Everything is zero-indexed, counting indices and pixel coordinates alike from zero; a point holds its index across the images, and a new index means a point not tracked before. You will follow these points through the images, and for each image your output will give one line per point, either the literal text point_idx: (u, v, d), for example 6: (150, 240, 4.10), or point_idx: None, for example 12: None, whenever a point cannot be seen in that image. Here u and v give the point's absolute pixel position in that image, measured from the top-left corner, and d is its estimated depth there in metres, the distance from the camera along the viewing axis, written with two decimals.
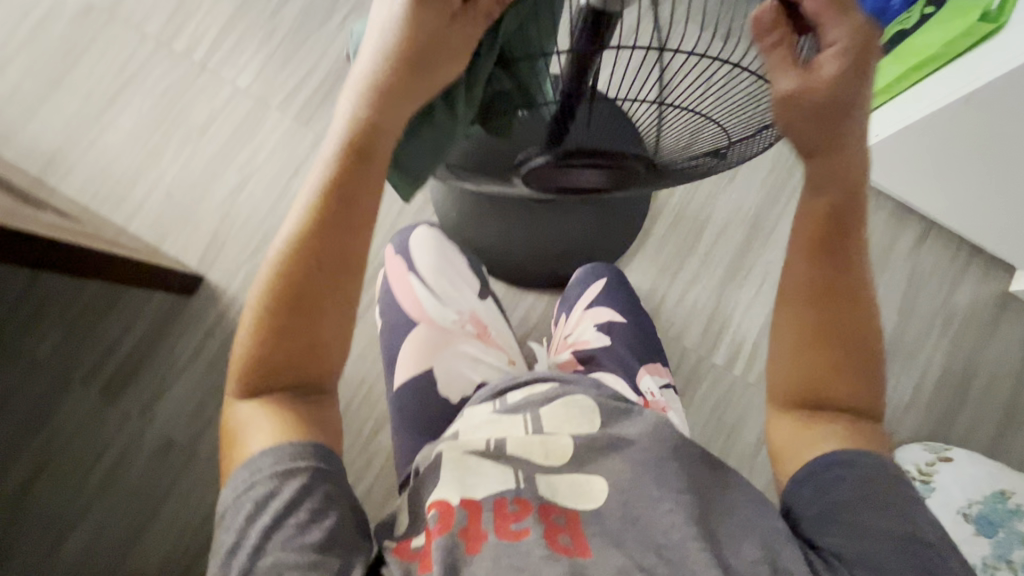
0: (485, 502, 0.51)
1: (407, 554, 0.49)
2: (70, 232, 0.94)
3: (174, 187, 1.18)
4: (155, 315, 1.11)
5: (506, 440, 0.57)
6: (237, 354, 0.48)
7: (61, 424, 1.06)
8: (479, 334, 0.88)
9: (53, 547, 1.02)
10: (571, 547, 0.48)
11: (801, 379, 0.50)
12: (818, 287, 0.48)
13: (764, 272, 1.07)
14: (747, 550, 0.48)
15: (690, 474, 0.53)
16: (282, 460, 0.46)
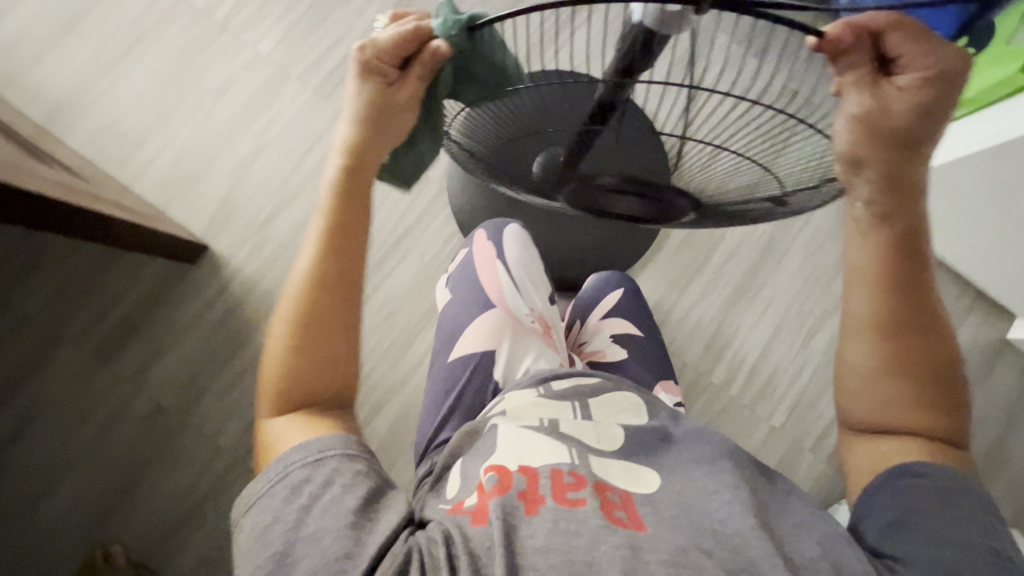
0: (542, 471, 0.46)
1: (461, 509, 0.45)
2: (73, 189, 0.91)
3: (185, 151, 1.15)
4: (155, 278, 1.08)
5: (561, 420, 0.53)
6: (269, 382, 0.48)
7: (48, 381, 1.03)
8: (542, 333, 0.74)
9: (29, 507, 0.99)
10: (626, 519, 0.43)
11: (874, 407, 0.47)
12: (883, 324, 0.47)
13: (771, 295, 1.08)
14: (805, 547, 0.43)
15: (745, 466, 0.49)
16: (312, 449, 0.43)
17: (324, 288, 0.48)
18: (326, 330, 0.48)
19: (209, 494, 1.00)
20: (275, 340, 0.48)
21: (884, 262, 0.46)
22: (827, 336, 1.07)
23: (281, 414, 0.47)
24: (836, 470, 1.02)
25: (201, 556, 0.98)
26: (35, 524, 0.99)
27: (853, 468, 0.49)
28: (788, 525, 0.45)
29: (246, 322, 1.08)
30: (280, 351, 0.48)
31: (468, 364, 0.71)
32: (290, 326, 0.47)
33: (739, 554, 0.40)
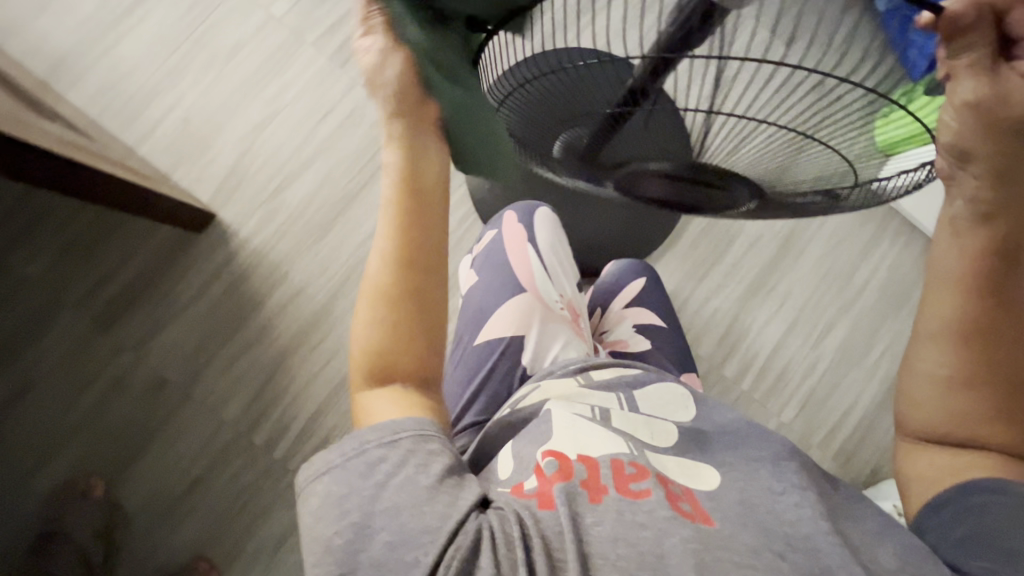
0: (603, 460, 0.46)
1: (523, 494, 0.44)
2: (80, 149, 0.87)
3: (192, 115, 1.10)
4: (162, 246, 1.05)
5: (611, 413, 0.54)
6: (365, 339, 0.47)
7: (49, 347, 1.00)
8: (573, 322, 0.74)
9: (26, 476, 0.96)
10: (692, 513, 0.43)
11: (943, 412, 0.51)
12: (965, 330, 0.49)
13: (787, 291, 1.08)
14: (882, 558, 0.44)
15: (791, 470, 0.50)
16: (389, 427, 0.42)
17: (406, 268, 0.47)
18: (415, 311, 0.47)
19: (211, 468, 0.98)
20: (370, 324, 0.47)
21: (976, 269, 0.48)
22: (841, 334, 1.07)
23: (374, 377, 0.46)
24: (842, 466, 1.03)
25: (201, 530, 0.96)
26: (31, 492, 0.96)
27: (913, 474, 0.53)
28: (860, 533, 0.46)
29: (252, 294, 1.05)
30: (374, 332, 0.47)
31: (495, 347, 0.70)
32: (384, 307, 0.46)
33: (815, 558, 0.41)
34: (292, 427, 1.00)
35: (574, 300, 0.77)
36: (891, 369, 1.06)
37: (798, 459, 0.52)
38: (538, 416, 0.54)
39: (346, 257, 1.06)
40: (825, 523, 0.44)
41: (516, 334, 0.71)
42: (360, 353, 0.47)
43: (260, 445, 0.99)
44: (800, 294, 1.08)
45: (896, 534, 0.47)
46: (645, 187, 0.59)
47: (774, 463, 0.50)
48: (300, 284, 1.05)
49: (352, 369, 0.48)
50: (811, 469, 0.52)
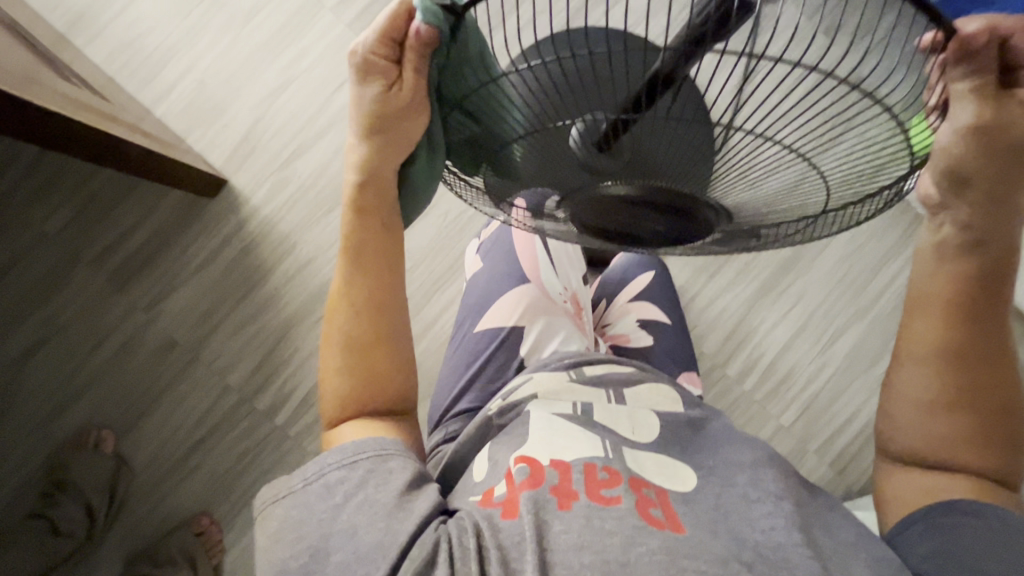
0: (576, 464, 0.47)
1: (490, 502, 0.46)
2: (92, 109, 0.88)
3: (208, 78, 1.09)
4: (175, 209, 1.06)
5: (593, 407, 0.56)
6: (334, 377, 0.52)
7: (63, 302, 1.02)
8: (574, 315, 0.75)
9: (41, 425, 1.00)
10: (662, 520, 0.43)
11: (925, 436, 0.50)
12: (949, 353, 0.49)
13: (799, 293, 1.06)
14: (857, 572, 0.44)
15: (773, 479, 0.50)
16: (349, 451, 0.45)
17: (368, 308, 0.52)
18: (379, 346, 0.52)
19: (215, 430, 1.01)
20: (338, 371, 0.52)
21: (960, 291, 0.47)
22: (851, 340, 1.05)
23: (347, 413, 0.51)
24: (837, 471, 1.03)
25: (203, 488, 1.00)
26: (45, 439, 1.00)
27: (894, 495, 0.52)
28: (837, 547, 0.46)
29: (261, 263, 1.06)
30: (339, 376, 0.52)
31: (495, 334, 0.70)
32: (348, 347, 0.52)
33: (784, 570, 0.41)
34: (295, 395, 1.02)
35: (577, 293, 0.77)
36: None
37: (782, 468, 0.52)
38: (518, 417, 0.56)
39: None
40: (802, 536, 0.44)
41: (517, 323, 0.70)
42: (333, 393, 0.52)
43: (264, 410, 1.02)
44: (812, 296, 1.06)
45: (877, 548, 0.46)
46: (618, 220, 0.52)
47: (756, 471, 0.50)
48: (309, 255, 1.05)
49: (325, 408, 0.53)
50: (797, 479, 0.52)
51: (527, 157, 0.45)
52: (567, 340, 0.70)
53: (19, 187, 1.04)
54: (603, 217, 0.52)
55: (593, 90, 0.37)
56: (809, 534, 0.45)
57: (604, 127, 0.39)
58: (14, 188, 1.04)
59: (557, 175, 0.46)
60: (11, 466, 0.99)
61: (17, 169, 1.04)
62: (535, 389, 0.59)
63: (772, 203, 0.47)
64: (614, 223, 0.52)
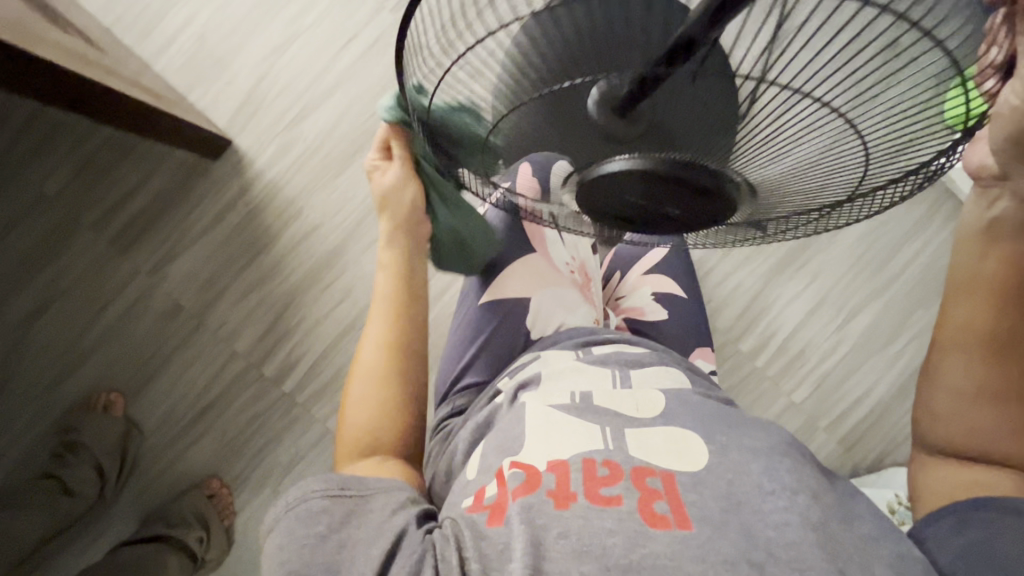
0: (573, 462, 0.46)
1: (479, 506, 0.45)
2: (90, 61, 0.84)
3: (208, 32, 1.04)
4: (177, 171, 1.03)
5: (593, 394, 0.54)
6: (354, 408, 0.57)
7: (67, 264, 1.01)
8: (581, 286, 0.73)
9: (50, 386, 1.00)
10: (667, 516, 0.42)
11: (965, 426, 0.51)
12: (991, 340, 0.50)
13: (817, 270, 1.03)
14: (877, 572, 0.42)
15: (788, 470, 0.48)
16: (333, 483, 0.47)
17: (390, 346, 0.59)
18: (398, 382, 0.58)
19: (224, 395, 1.01)
20: (360, 401, 0.57)
21: (1007, 277, 0.49)
22: (868, 319, 1.02)
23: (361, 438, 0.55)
24: (844, 450, 1.02)
25: (213, 451, 1.01)
26: (55, 401, 1.00)
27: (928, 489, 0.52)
28: (853, 544, 0.44)
29: (266, 228, 1.03)
30: (361, 409, 0.56)
31: (500, 309, 0.69)
32: (369, 379, 0.57)
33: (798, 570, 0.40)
34: (302, 362, 1.02)
35: (585, 263, 0.75)
36: (913, 360, 1.02)
37: (798, 457, 0.50)
38: (512, 413, 0.54)
39: (363, 196, 1.03)
40: (818, 535, 0.43)
41: (522, 296, 0.69)
42: (351, 422, 0.56)
43: (271, 376, 1.02)
44: (830, 273, 1.03)
45: (894, 545, 0.45)
46: (632, 200, 0.47)
47: (771, 457, 0.48)
48: (314, 221, 1.03)
49: (343, 442, 0.55)
50: (814, 468, 0.51)
51: (541, 131, 0.42)
52: (573, 312, 0.69)
53: (18, 144, 1.01)
54: (614, 199, 0.47)
55: (611, 53, 0.36)
56: (828, 531, 0.44)
57: (624, 95, 0.37)
58: (12, 146, 1.01)
59: (572, 144, 0.43)
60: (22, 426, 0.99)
61: (14, 125, 1.01)
62: (537, 375, 0.59)
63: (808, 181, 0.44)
64: (626, 207, 0.48)
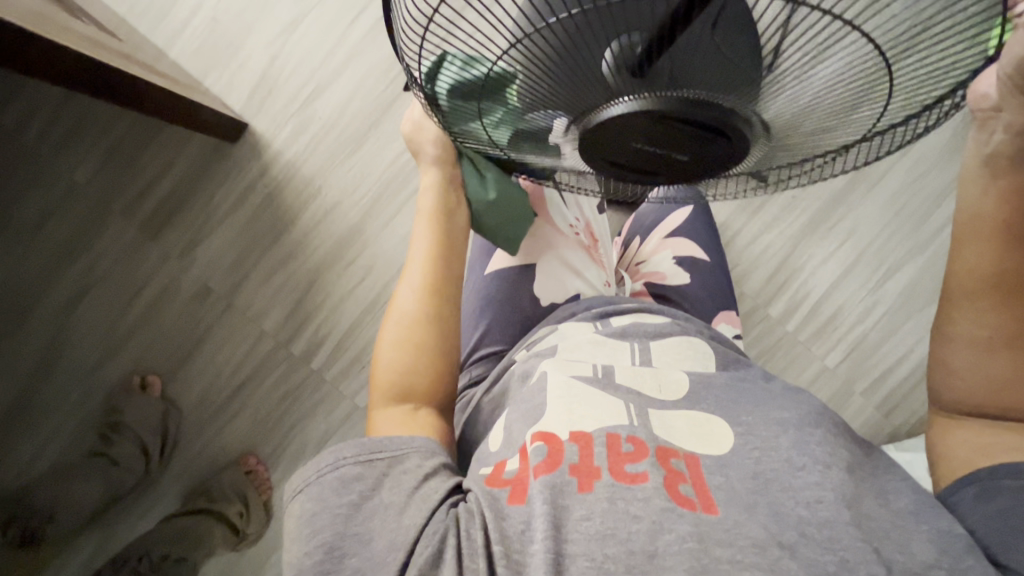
0: (597, 437, 0.45)
1: (499, 481, 0.45)
2: (108, 48, 0.84)
3: (220, 15, 1.04)
4: (198, 156, 1.05)
5: (614, 369, 0.53)
6: (396, 356, 0.54)
7: (101, 252, 1.05)
8: (589, 247, 0.74)
9: (92, 369, 1.05)
10: (693, 499, 0.41)
11: (982, 377, 0.49)
12: (999, 281, 0.48)
13: (850, 229, 0.98)
14: (918, 548, 0.41)
15: (817, 439, 0.47)
16: (363, 449, 0.46)
17: (435, 292, 0.57)
18: (440, 331, 0.56)
19: (256, 373, 1.04)
20: (396, 346, 0.55)
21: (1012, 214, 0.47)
22: (907, 278, 0.97)
23: (401, 386, 0.53)
24: (883, 415, 0.98)
25: (250, 427, 1.04)
26: (98, 383, 1.04)
27: (950, 453, 0.50)
28: (887, 516, 0.43)
29: (287, 208, 1.04)
30: (398, 354, 0.54)
31: (508, 275, 0.69)
32: (410, 330, 0.55)
33: (831, 550, 0.39)
34: (330, 339, 1.03)
35: (590, 223, 0.76)
36: None
37: (827, 427, 0.48)
38: (535, 381, 0.53)
39: (379, 172, 1.03)
40: (849, 510, 0.41)
41: (529, 263, 0.69)
42: (383, 370, 0.54)
43: (300, 354, 1.04)
44: (866, 233, 0.98)
45: (937, 518, 0.43)
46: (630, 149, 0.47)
47: (800, 430, 0.47)
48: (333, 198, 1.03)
49: (378, 387, 0.53)
50: (845, 436, 0.49)
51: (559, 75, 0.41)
52: (582, 275, 0.71)
53: (47, 136, 1.04)
54: (617, 147, 0.47)
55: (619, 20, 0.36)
56: (859, 506, 0.42)
57: (640, 52, 0.38)
58: (42, 138, 1.04)
59: (588, 89, 0.41)
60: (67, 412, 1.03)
61: (44, 118, 1.04)
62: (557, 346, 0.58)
63: (830, 115, 0.43)
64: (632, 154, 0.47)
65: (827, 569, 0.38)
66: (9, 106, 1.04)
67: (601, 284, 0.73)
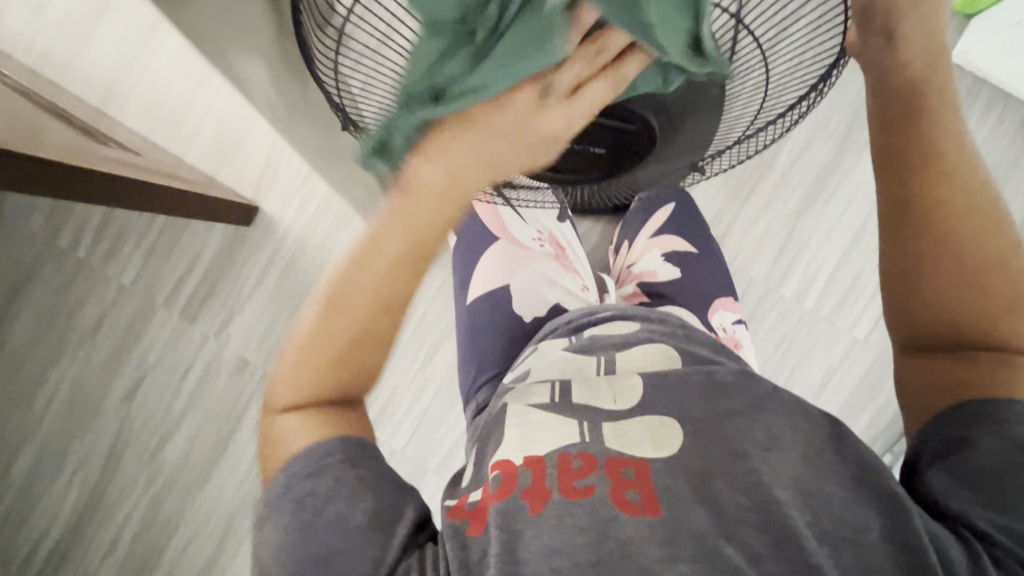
0: (548, 460, 0.47)
1: (460, 513, 0.47)
2: (130, 164, 0.87)
3: (225, 114, 1.03)
4: (220, 244, 1.04)
5: (572, 387, 0.55)
6: (301, 370, 0.46)
7: (135, 350, 1.05)
8: (558, 256, 0.80)
9: (145, 464, 1.06)
10: (637, 504, 0.44)
11: (920, 309, 0.47)
12: (909, 208, 0.47)
13: (849, 196, 0.95)
14: (850, 516, 0.43)
15: (762, 423, 0.49)
16: (311, 459, 0.44)
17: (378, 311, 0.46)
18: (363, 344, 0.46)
19: None
20: (304, 356, 0.46)
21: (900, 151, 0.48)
22: None
23: (298, 401, 0.47)
24: None
25: None
26: (153, 476, 1.06)
27: (911, 395, 0.50)
28: (825, 486, 0.45)
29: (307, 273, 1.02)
30: (308, 365, 0.46)
31: (490, 301, 0.74)
32: (321, 343, 0.46)
33: (765, 531, 0.42)
34: None
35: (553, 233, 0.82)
36: None
37: (775, 410, 0.50)
38: (498, 415, 0.56)
39: None
40: (784, 492, 0.44)
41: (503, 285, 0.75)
42: (288, 376, 0.47)
43: None
44: (864, 196, 0.95)
45: (878, 483, 0.45)
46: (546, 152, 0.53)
47: (746, 417, 0.49)
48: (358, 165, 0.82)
49: (274, 388, 0.48)
50: (807, 417, 0.50)
51: None
52: (558, 284, 0.76)
53: (59, 252, 1.06)
54: None
55: None
56: (802, 483, 0.45)
57: None
58: (49, 255, 1.06)
59: None
60: (125, 467, 1.06)
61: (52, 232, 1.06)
62: (530, 367, 0.62)
63: (707, 114, 0.52)
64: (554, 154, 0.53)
65: (760, 552, 0.42)
66: (15, 233, 1.07)
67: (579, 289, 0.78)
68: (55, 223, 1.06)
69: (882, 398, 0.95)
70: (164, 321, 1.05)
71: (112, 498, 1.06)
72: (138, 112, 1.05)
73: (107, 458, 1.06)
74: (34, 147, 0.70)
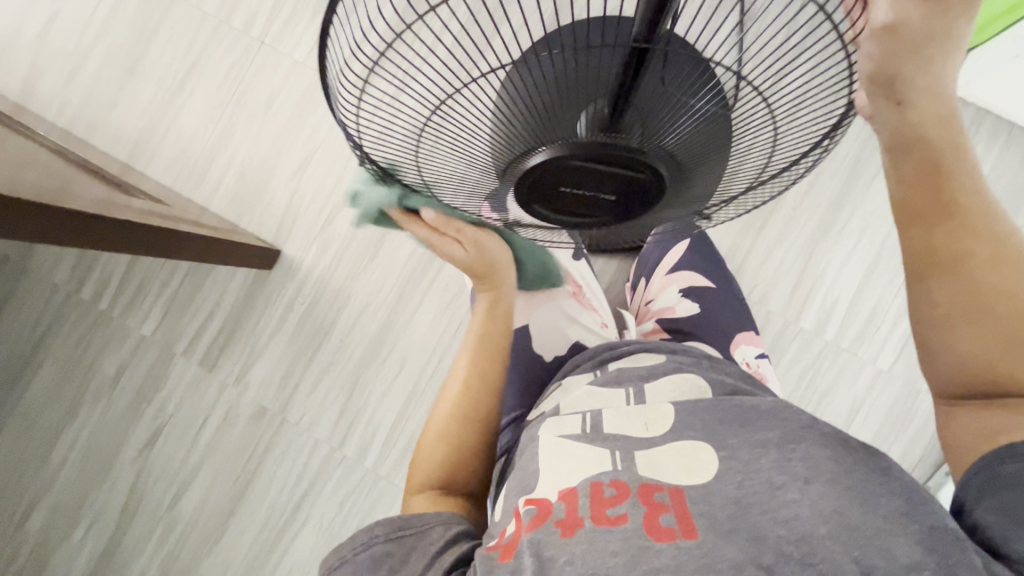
0: (581, 488, 0.48)
1: (493, 547, 0.47)
2: (159, 215, 0.89)
3: (248, 167, 1.06)
4: (241, 290, 1.05)
5: (602, 419, 0.55)
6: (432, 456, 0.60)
7: (155, 400, 1.06)
8: (576, 294, 0.80)
9: (160, 518, 1.04)
10: (674, 528, 0.43)
11: (955, 351, 0.48)
12: (932, 255, 0.48)
13: (861, 227, 0.96)
14: (898, 550, 0.41)
15: (797, 454, 0.48)
16: (393, 525, 0.50)
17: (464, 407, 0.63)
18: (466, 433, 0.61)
19: (315, 483, 1.02)
20: (435, 441, 0.61)
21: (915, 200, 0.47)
22: None
23: (425, 487, 0.59)
24: None
25: (315, 539, 1.02)
26: (168, 530, 1.04)
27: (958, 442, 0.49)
28: (870, 522, 0.43)
29: (323, 318, 1.04)
30: (437, 445, 0.61)
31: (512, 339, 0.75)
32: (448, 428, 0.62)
33: (807, 566, 0.40)
34: (379, 435, 1.01)
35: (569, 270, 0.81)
36: None
37: (810, 441, 0.49)
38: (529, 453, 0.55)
39: (402, 263, 1.03)
40: (824, 525, 0.42)
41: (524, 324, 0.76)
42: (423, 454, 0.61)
43: (354, 455, 1.01)
44: (876, 227, 0.96)
45: (926, 518, 0.43)
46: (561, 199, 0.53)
47: (781, 449, 0.48)
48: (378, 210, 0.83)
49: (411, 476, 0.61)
50: (841, 447, 0.49)
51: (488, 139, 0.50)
52: (578, 320, 0.77)
53: (83, 305, 1.08)
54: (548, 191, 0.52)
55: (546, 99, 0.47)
56: (842, 516, 0.43)
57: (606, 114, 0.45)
58: (74, 308, 1.08)
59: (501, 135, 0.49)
60: (140, 520, 1.04)
61: (76, 287, 1.08)
62: (558, 406, 0.61)
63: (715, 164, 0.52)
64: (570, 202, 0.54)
65: None
66: (39, 289, 1.09)
67: (598, 325, 0.78)
68: (77, 277, 1.08)
69: (912, 431, 0.94)
70: (183, 370, 1.06)
71: (128, 552, 1.04)
72: (163, 166, 1.09)
73: (124, 511, 1.04)
74: (67, 199, 0.72)
